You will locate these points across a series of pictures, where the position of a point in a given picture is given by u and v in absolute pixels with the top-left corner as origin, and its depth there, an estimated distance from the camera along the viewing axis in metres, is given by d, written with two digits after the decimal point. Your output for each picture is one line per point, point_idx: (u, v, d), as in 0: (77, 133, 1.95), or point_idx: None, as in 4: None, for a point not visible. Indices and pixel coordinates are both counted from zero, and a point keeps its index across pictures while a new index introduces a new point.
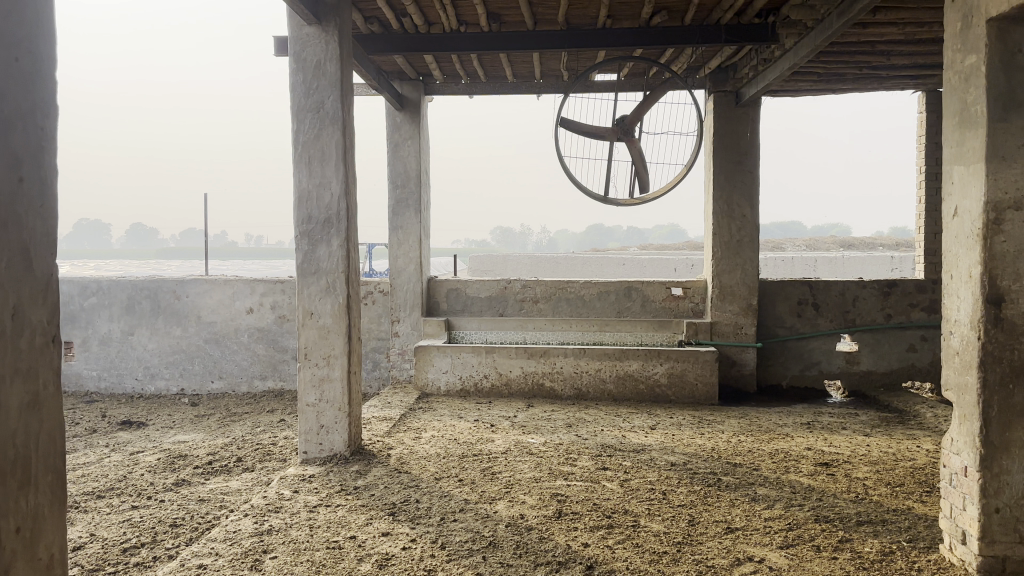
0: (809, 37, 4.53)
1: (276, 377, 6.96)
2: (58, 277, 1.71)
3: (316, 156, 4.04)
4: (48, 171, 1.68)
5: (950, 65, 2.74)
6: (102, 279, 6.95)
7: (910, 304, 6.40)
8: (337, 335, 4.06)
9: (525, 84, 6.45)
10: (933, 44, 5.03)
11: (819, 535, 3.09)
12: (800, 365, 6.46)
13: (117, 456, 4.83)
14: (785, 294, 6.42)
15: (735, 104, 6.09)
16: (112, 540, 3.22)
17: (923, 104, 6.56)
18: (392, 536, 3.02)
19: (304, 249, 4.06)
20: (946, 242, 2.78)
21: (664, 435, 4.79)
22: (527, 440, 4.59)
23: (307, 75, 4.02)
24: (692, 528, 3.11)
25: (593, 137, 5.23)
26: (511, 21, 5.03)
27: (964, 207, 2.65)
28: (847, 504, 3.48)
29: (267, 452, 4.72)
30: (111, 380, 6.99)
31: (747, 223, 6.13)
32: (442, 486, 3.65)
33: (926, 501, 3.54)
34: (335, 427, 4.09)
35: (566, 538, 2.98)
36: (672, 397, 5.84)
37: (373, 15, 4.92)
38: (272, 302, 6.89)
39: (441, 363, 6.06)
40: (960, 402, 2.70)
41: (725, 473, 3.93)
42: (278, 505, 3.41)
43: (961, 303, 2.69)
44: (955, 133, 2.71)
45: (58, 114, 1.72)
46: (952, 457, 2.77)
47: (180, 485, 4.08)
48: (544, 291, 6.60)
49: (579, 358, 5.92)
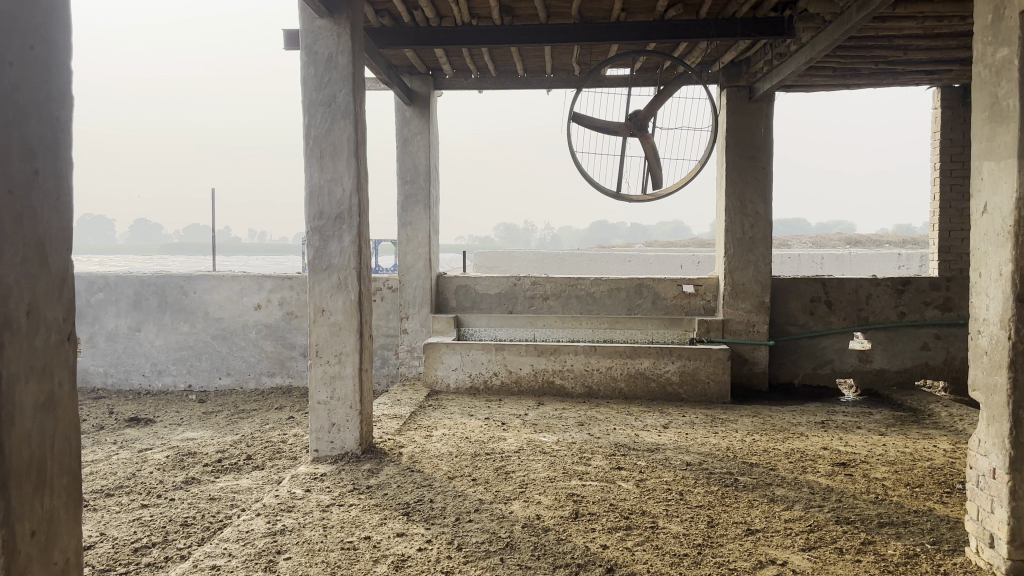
0: (826, 31, 4.45)
1: (284, 374, 6.92)
2: (74, 271, 1.65)
3: (328, 151, 3.99)
4: (65, 163, 1.63)
5: (980, 58, 2.67)
6: (110, 276, 6.93)
7: (924, 302, 6.33)
8: (348, 333, 4.02)
9: (535, 79, 6.39)
10: (951, 38, 4.96)
11: (841, 537, 3.03)
12: (812, 363, 6.39)
13: (125, 453, 4.80)
14: (797, 292, 6.36)
15: (748, 99, 6.02)
16: (123, 539, 3.18)
17: (938, 99, 6.48)
18: (408, 537, 2.97)
19: (316, 245, 4.01)
20: (975, 239, 2.72)
21: (678, 434, 4.73)
22: (540, 438, 4.54)
23: (319, 68, 3.96)
24: (711, 530, 3.06)
25: (606, 132, 5.17)
26: (524, 13, 4.97)
27: (994, 203, 2.59)
28: (868, 505, 3.43)
29: (276, 449, 4.68)
30: (117, 377, 6.96)
31: (760, 220, 6.07)
32: (456, 486, 3.60)
33: (948, 502, 3.48)
34: (347, 425, 4.05)
35: (584, 540, 2.93)
36: (684, 395, 5.79)
37: (384, 7, 4.88)
38: (280, 298, 6.84)
39: (450, 361, 6.02)
40: (988, 403, 2.64)
41: (743, 473, 3.88)
42: (290, 504, 3.37)
43: (990, 301, 2.63)
44: (984, 128, 2.65)
45: (73, 103, 1.67)
46: (979, 459, 2.72)
47: (190, 483, 4.04)
48: (554, 288, 6.55)
49: (590, 355, 5.87)
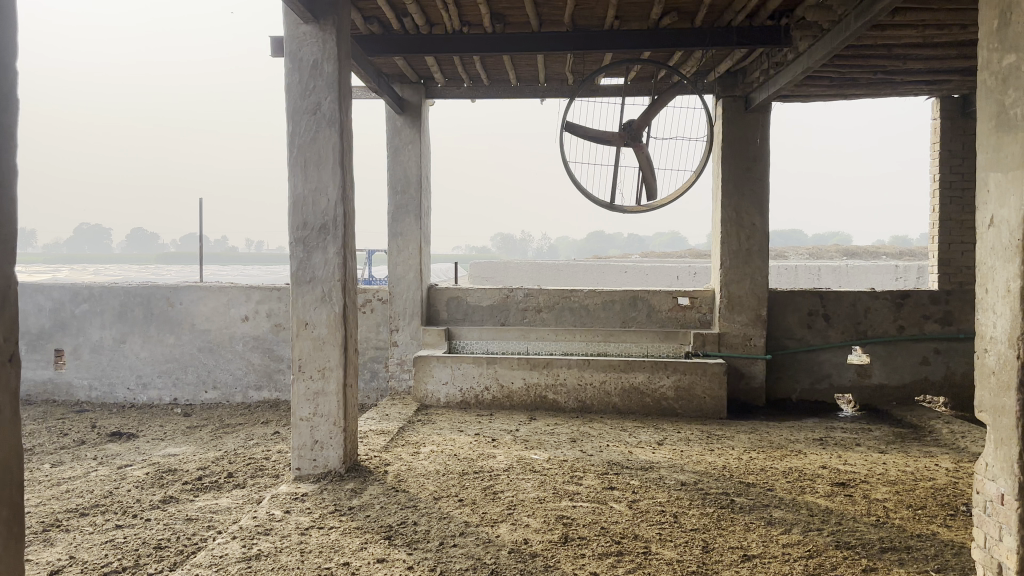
0: (824, 39, 4.35)
1: (271, 387, 6.77)
2: (15, 287, 1.53)
3: (312, 160, 3.88)
4: (4, 170, 1.51)
5: (986, 65, 2.58)
6: (95, 286, 6.81)
7: (923, 316, 6.22)
8: (333, 347, 3.89)
9: (530, 88, 6.31)
10: (951, 47, 4.88)
11: (842, 564, 2.90)
12: (810, 378, 6.28)
13: (103, 470, 4.65)
14: (794, 305, 6.25)
15: (745, 109, 5.94)
16: (92, 564, 3.03)
17: (937, 110, 6.43)
18: (388, 564, 2.83)
19: (298, 257, 3.89)
20: (981, 255, 2.60)
21: (672, 451, 4.61)
22: (531, 456, 4.40)
23: (304, 75, 3.86)
24: (706, 556, 2.93)
25: (599, 142, 5.07)
26: (516, 21, 4.88)
27: (1002, 216, 2.47)
28: (869, 528, 3.30)
29: (260, 467, 4.54)
30: (102, 390, 6.83)
31: (757, 232, 5.97)
32: (441, 507, 3.47)
33: (951, 526, 3.35)
34: (330, 442, 3.91)
35: (572, 567, 2.79)
36: (678, 410, 5.66)
37: (373, 14, 4.77)
38: (268, 310, 6.70)
39: (440, 374, 5.89)
40: (995, 425, 2.53)
41: (739, 494, 3.74)
42: (268, 527, 3.23)
43: (998, 318, 2.51)
44: (991, 138, 2.54)
45: (15, 106, 1.55)
46: (986, 483, 2.60)
47: (167, 503, 3.90)
48: (547, 299, 6.44)
49: (583, 369, 5.74)
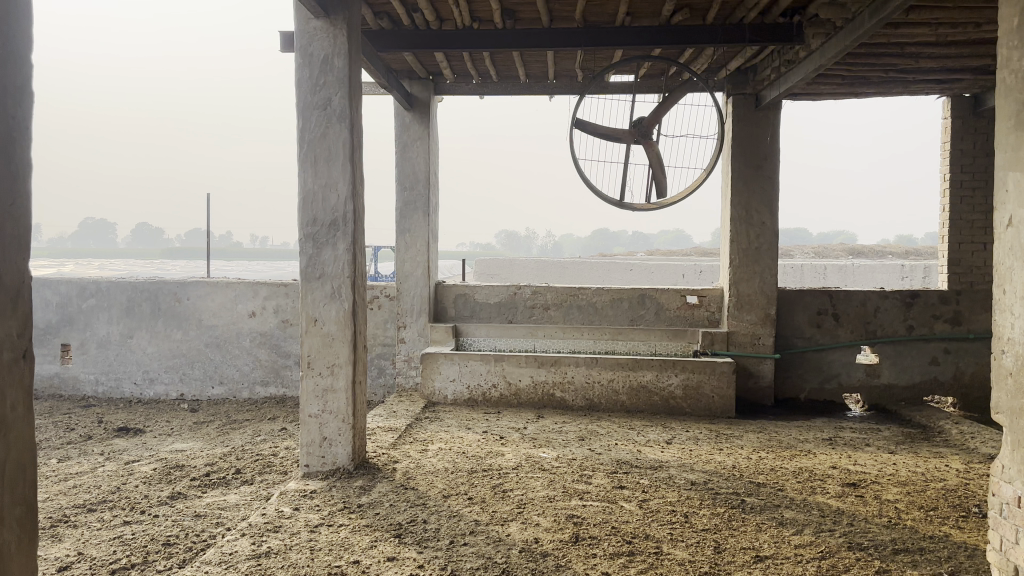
0: (836, 37, 4.31)
1: (278, 383, 6.76)
2: (29, 282, 1.52)
3: (322, 156, 3.86)
4: (18, 165, 1.50)
5: (1005, 63, 2.54)
6: (102, 281, 6.82)
7: (933, 316, 6.19)
8: (342, 343, 3.88)
9: (539, 85, 6.28)
10: (964, 46, 4.84)
11: (854, 565, 2.88)
12: (819, 377, 6.25)
13: (111, 466, 4.64)
14: (804, 304, 6.22)
15: (755, 107, 5.90)
16: (101, 561, 3.03)
17: (948, 109, 6.38)
18: (399, 562, 2.82)
19: (308, 253, 3.88)
20: (999, 255, 2.57)
21: (681, 450, 4.59)
22: (539, 454, 4.39)
23: (314, 70, 3.84)
24: (719, 556, 2.92)
25: (609, 140, 5.05)
26: (526, 17, 4.85)
27: (1021, 217, 2.44)
28: (881, 530, 3.28)
29: (267, 463, 4.53)
30: (109, 385, 6.83)
31: (766, 230, 5.94)
32: (450, 505, 3.45)
33: (965, 528, 3.32)
34: (339, 439, 3.90)
35: (584, 567, 2.78)
36: (686, 409, 5.63)
37: (383, 10, 4.76)
38: (275, 306, 6.69)
39: (448, 372, 5.88)
40: (1012, 427, 2.49)
41: (749, 494, 3.72)
42: (277, 524, 3.22)
43: (1015, 320, 2.49)
44: (1011, 137, 2.51)
45: (29, 101, 1.54)
46: (1002, 486, 2.57)
47: (176, 499, 3.89)
48: (555, 297, 6.43)
49: (591, 367, 5.73)
